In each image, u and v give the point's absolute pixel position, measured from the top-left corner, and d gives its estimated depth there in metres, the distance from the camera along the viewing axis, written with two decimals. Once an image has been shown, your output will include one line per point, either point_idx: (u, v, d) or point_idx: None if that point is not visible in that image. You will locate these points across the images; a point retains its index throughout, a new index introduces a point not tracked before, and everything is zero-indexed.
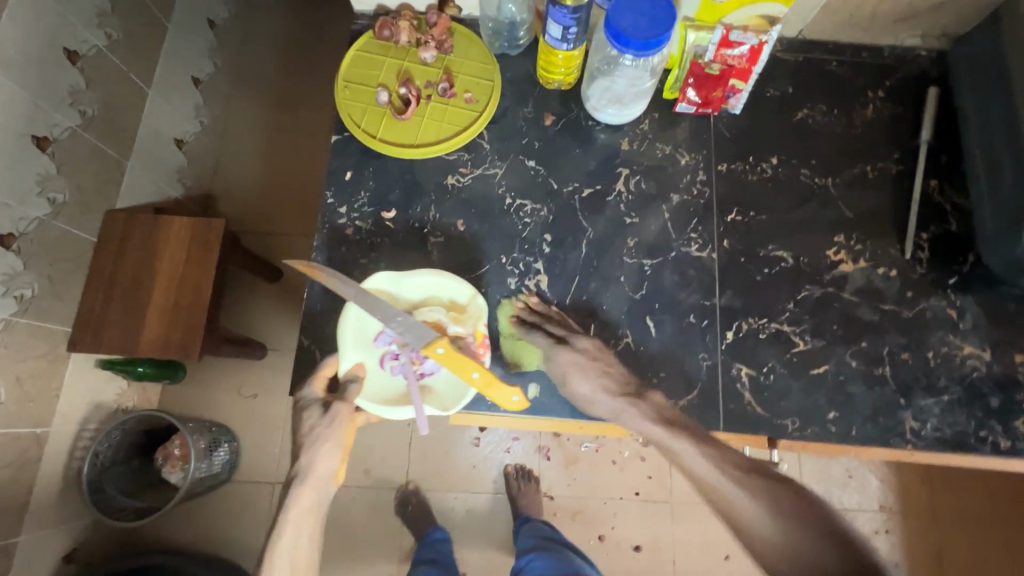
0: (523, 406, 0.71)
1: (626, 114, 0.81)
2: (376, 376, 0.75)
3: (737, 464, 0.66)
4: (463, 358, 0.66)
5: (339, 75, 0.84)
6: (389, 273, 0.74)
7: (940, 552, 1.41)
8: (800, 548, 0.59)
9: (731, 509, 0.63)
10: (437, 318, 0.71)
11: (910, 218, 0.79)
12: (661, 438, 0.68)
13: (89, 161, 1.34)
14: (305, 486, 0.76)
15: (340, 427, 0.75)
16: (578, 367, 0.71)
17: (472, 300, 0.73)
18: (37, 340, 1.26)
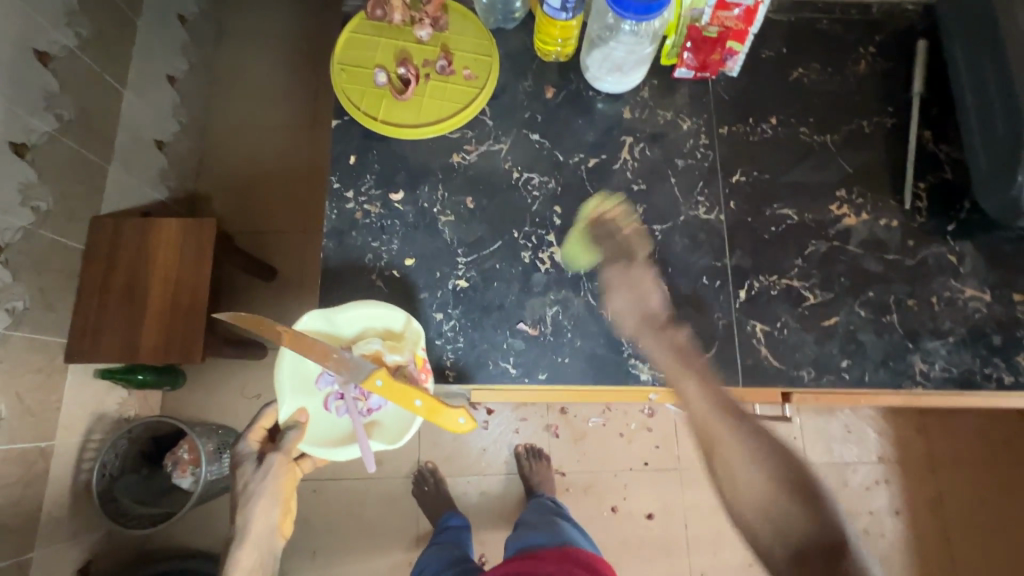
0: (471, 427, 0.68)
1: (626, 82, 0.81)
2: (320, 419, 0.77)
3: (731, 407, 0.60)
4: (402, 386, 0.66)
5: (334, 58, 0.83)
6: (319, 312, 0.72)
7: (938, 496, 1.47)
8: (768, 496, 0.54)
9: (710, 449, 0.59)
10: (375, 349, 0.71)
11: (908, 170, 0.81)
12: (672, 367, 0.65)
13: (70, 166, 1.30)
14: (244, 547, 0.71)
15: (280, 476, 0.74)
16: (631, 285, 0.71)
17: (407, 326, 0.72)
18: (34, 353, 1.23)
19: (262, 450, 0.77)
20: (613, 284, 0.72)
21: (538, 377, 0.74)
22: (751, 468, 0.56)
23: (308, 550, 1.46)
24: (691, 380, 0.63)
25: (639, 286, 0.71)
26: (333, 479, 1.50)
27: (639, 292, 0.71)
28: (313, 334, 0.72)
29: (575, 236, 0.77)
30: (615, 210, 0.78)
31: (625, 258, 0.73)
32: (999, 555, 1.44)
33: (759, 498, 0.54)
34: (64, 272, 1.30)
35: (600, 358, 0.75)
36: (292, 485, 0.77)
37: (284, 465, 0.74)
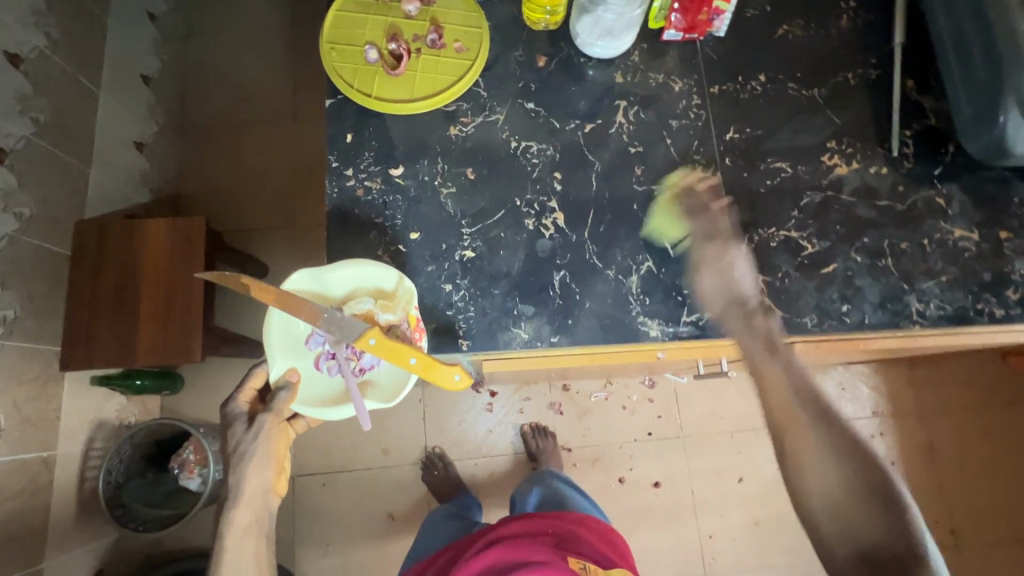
0: (466, 384, 0.71)
1: (617, 46, 0.82)
2: (312, 379, 0.78)
3: (815, 399, 0.62)
4: (396, 345, 0.67)
5: (323, 38, 0.82)
6: (308, 272, 0.73)
7: (930, 444, 1.53)
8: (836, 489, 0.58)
9: (782, 431, 0.62)
10: (367, 309, 0.72)
11: (895, 118, 0.83)
12: (754, 353, 0.67)
13: (49, 171, 1.27)
14: (239, 507, 0.69)
15: (271, 435, 0.72)
16: (716, 268, 0.71)
17: (398, 285, 0.73)
18: (29, 362, 1.20)
19: (253, 411, 0.76)
20: (708, 260, 0.72)
21: (551, 341, 0.75)
22: (827, 466, 0.58)
23: (322, 542, 1.46)
24: (782, 361, 0.65)
25: (719, 269, 0.71)
26: (342, 471, 1.50)
27: (726, 275, 0.71)
28: (303, 293, 0.73)
29: (659, 209, 0.79)
30: (708, 181, 0.78)
31: (713, 237, 0.73)
32: (991, 496, 1.49)
33: (831, 494, 0.58)
34: (52, 278, 1.27)
35: (609, 318, 0.76)
36: (286, 445, 0.75)
37: (275, 424, 0.73)
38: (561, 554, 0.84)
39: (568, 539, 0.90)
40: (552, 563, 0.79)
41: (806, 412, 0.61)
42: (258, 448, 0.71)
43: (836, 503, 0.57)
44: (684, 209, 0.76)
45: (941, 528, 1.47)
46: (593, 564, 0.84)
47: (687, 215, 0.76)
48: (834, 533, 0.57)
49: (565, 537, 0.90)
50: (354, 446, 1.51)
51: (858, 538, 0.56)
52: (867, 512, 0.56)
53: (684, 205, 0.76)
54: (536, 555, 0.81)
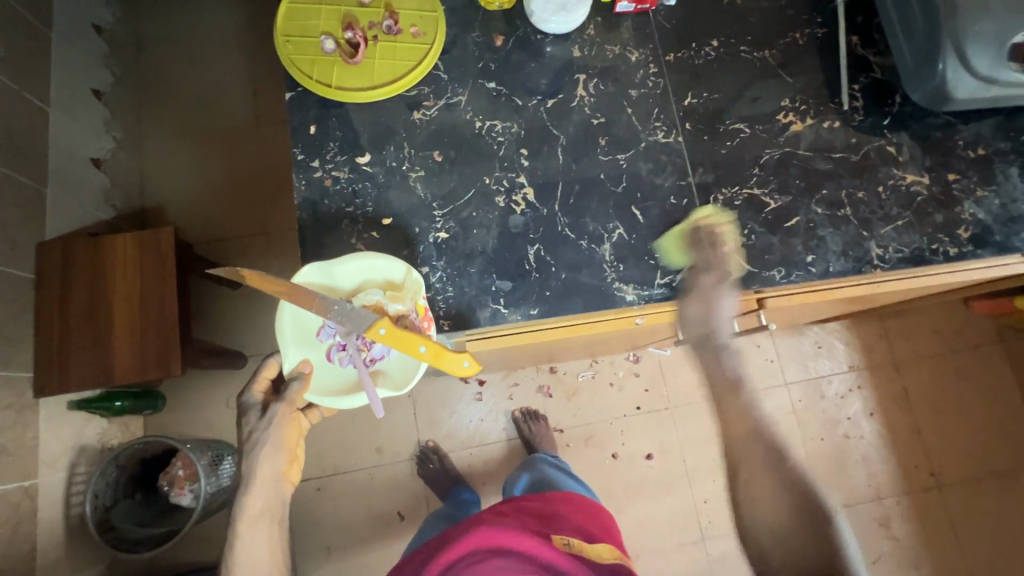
0: (475, 370, 0.73)
1: (572, 21, 0.83)
2: (325, 370, 0.78)
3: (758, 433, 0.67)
4: (406, 334, 0.69)
5: (277, 31, 0.82)
6: (318, 265, 0.73)
7: (906, 392, 1.59)
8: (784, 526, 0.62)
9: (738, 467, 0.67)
10: (376, 301, 0.72)
11: (843, 73, 0.87)
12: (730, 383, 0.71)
13: (4, 193, 1.22)
14: (251, 493, 0.72)
15: (284, 424, 0.75)
16: (702, 302, 0.73)
17: (407, 276, 0.73)
18: (1, 391, 1.16)
19: (266, 400, 0.78)
20: (699, 295, 0.73)
21: (529, 313, 0.76)
22: (773, 494, 0.64)
23: (322, 546, 1.46)
24: (739, 399, 0.69)
25: (705, 301, 0.73)
26: (337, 474, 1.49)
27: (709, 311, 0.73)
28: (312, 287, 0.73)
29: (674, 236, 0.78)
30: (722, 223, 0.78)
31: (712, 273, 0.73)
32: (965, 437, 1.56)
33: (772, 521, 0.62)
34: (18, 302, 1.23)
35: (587, 287, 0.78)
36: (298, 434, 0.78)
37: (288, 414, 0.75)
38: (546, 533, 0.86)
39: (557, 519, 0.92)
40: (536, 546, 0.81)
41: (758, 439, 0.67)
42: (271, 437, 0.74)
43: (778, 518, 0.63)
44: (697, 238, 0.76)
45: (921, 471, 1.54)
46: (579, 541, 0.87)
47: (697, 245, 0.76)
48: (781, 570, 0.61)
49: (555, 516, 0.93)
50: (345, 448, 1.51)
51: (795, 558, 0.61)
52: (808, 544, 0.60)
53: (700, 234, 0.76)
54: (521, 537, 0.82)
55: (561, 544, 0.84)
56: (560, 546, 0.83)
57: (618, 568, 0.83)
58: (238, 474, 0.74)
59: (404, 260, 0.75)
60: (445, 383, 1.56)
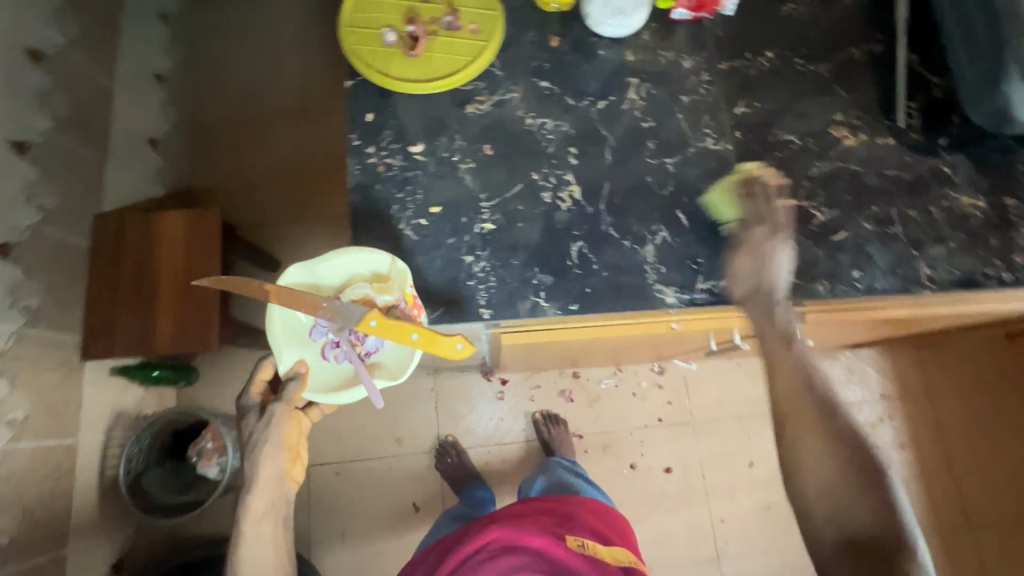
0: (470, 351, 0.72)
1: (628, 25, 0.84)
2: (320, 367, 0.84)
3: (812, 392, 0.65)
4: (397, 323, 0.70)
5: (342, 22, 0.85)
6: (301, 266, 0.76)
7: (939, 424, 1.54)
8: (832, 482, 0.61)
9: (789, 422, 0.65)
10: (365, 294, 0.74)
11: (900, 90, 0.86)
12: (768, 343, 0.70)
13: (69, 164, 1.29)
14: (255, 493, 0.73)
15: (283, 422, 0.77)
16: (757, 254, 0.73)
17: (392, 267, 0.75)
18: (52, 351, 1.22)
19: (264, 402, 0.81)
20: (749, 245, 0.74)
21: (569, 308, 0.77)
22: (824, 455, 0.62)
23: (337, 530, 1.48)
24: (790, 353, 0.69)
25: (757, 256, 0.73)
26: (356, 461, 1.52)
27: (760, 265, 0.73)
28: (298, 287, 0.76)
29: (722, 188, 0.79)
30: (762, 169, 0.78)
31: (764, 223, 0.73)
32: (1000, 477, 1.50)
33: (824, 479, 0.61)
34: (73, 269, 1.29)
35: (627, 286, 0.78)
36: (297, 434, 0.80)
37: (286, 412, 0.78)
38: (560, 534, 0.85)
39: (569, 518, 0.91)
40: (552, 547, 0.81)
41: (812, 399, 0.65)
42: (270, 435, 0.76)
43: (828, 495, 0.61)
44: (746, 186, 0.76)
45: (952, 509, 1.48)
46: (592, 542, 0.86)
47: (750, 191, 0.76)
48: (828, 522, 0.60)
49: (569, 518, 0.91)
50: (367, 436, 1.53)
51: (848, 522, 0.59)
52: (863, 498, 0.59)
53: (748, 183, 0.76)
54: (534, 537, 0.82)
55: (575, 545, 0.83)
56: (575, 547, 0.83)
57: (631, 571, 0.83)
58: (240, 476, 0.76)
59: (387, 251, 0.77)
60: (469, 380, 1.58)
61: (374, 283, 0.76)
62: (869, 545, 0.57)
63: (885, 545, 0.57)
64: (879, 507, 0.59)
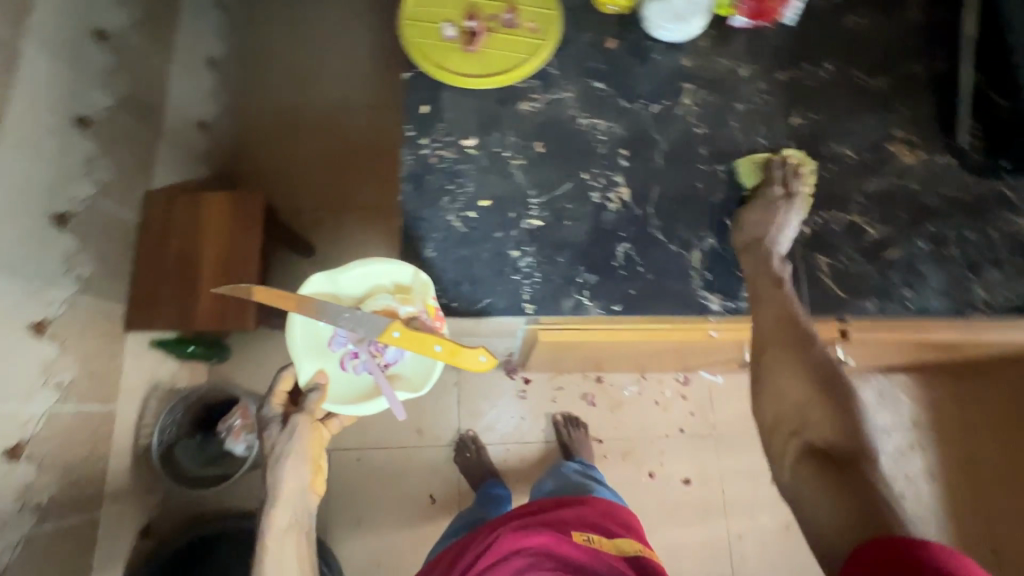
0: (493, 363, 0.73)
1: (686, 30, 0.84)
2: (339, 378, 0.85)
3: (790, 323, 0.70)
4: (419, 334, 0.71)
5: (402, 14, 0.87)
6: (323, 274, 0.77)
7: (972, 456, 1.49)
8: (805, 400, 0.65)
9: (764, 349, 0.70)
10: (387, 305, 0.76)
11: (964, 110, 0.83)
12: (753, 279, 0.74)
13: (125, 141, 1.33)
14: (277, 507, 0.75)
15: (304, 433, 0.79)
16: (768, 213, 0.77)
17: (415, 278, 0.76)
18: (99, 320, 1.26)
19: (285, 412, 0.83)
20: (761, 204, 0.78)
21: (613, 308, 0.77)
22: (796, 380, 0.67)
23: (353, 517, 1.49)
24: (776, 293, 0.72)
25: (766, 212, 0.77)
26: (377, 449, 1.53)
27: (774, 223, 0.76)
28: (320, 296, 0.77)
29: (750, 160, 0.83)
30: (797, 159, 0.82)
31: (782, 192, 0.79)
32: None
33: (794, 399, 0.66)
34: (122, 242, 1.33)
35: (672, 290, 0.78)
36: (320, 445, 0.81)
37: (308, 424, 0.80)
38: (566, 529, 0.83)
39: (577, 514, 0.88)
40: (556, 546, 0.79)
41: (790, 330, 0.70)
42: (294, 447, 0.78)
43: (798, 411, 0.66)
44: (770, 165, 0.81)
45: (982, 544, 1.43)
46: (598, 536, 0.83)
47: (772, 169, 0.81)
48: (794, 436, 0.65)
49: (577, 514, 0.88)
50: (388, 425, 1.55)
51: (813, 436, 0.64)
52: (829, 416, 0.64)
53: (774, 164, 0.81)
54: (535, 536, 0.81)
55: (580, 540, 0.81)
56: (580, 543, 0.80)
57: (639, 561, 0.80)
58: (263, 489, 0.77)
59: (410, 263, 0.78)
60: (491, 377, 1.59)
61: (396, 294, 0.77)
62: (835, 455, 0.62)
63: (849, 458, 0.61)
64: (842, 422, 0.64)
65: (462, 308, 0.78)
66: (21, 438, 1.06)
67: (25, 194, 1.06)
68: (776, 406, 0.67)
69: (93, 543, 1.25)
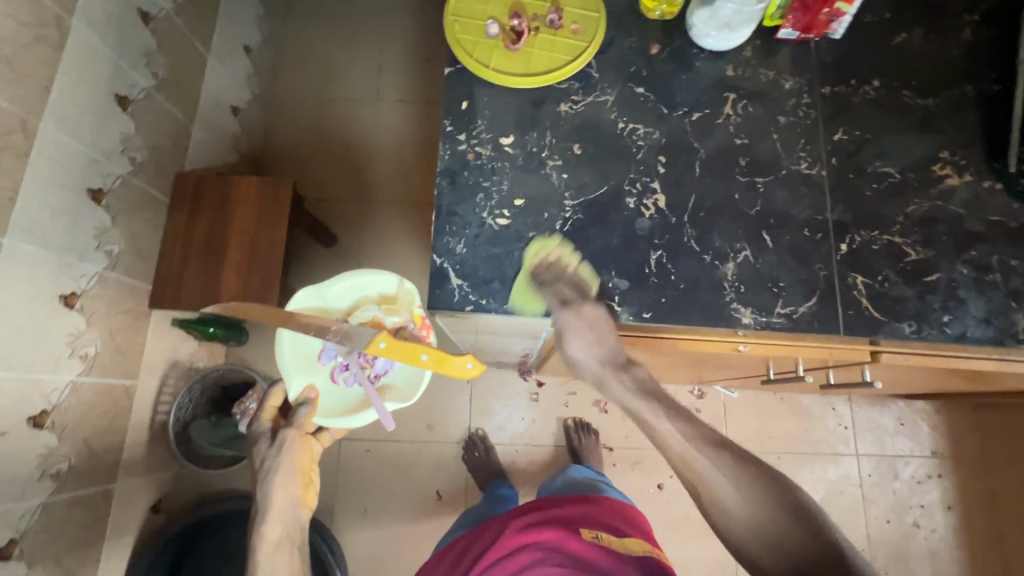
0: (479, 371, 0.76)
1: (732, 39, 0.83)
2: (329, 391, 0.88)
3: (705, 435, 0.68)
4: (406, 345, 0.75)
5: (447, 10, 0.87)
6: (310, 290, 0.86)
7: (994, 492, 1.45)
8: (757, 517, 0.61)
9: (692, 480, 0.65)
10: (373, 315, 0.85)
11: (1016, 133, 0.81)
12: (638, 408, 0.71)
13: (161, 122, 1.35)
14: (269, 521, 0.78)
15: (294, 447, 0.82)
16: (584, 335, 0.73)
17: (399, 288, 0.87)
18: (126, 296, 1.28)
19: (275, 427, 0.86)
20: (572, 331, 0.74)
21: (643, 316, 0.77)
22: (738, 496, 0.63)
23: (360, 507, 1.49)
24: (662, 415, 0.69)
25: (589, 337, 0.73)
26: (387, 441, 1.53)
27: (598, 337, 0.73)
28: (307, 310, 0.85)
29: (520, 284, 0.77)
30: (556, 253, 0.79)
31: (569, 303, 0.74)
32: None
33: (750, 520, 0.61)
34: (153, 220, 1.35)
35: (704, 300, 0.77)
36: (309, 459, 0.85)
37: (297, 438, 0.83)
38: (573, 527, 0.81)
39: (583, 516, 0.85)
40: (562, 540, 0.77)
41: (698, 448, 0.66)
42: (282, 461, 0.81)
43: (764, 537, 0.60)
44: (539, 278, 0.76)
45: None
46: (606, 534, 0.80)
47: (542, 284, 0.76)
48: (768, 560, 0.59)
49: (583, 515, 0.86)
50: (400, 418, 1.55)
51: (788, 551, 0.59)
52: (784, 521, 0.60)
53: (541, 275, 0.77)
54: (545, 532, 0.79)
55: (588, 536, 0.78)
56: (588, 538, 0.77)
57: (648, 559, 0.76)
58: (254, 505, 0.80)
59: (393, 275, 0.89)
60: (505, 377, 1.59)
61: (381, 304, 0.88)
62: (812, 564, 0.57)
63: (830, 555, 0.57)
64: (800, 526, 0.60)
65: (491, 306, 0.77)
66: (45, 406, 1.07)
67: (64, 168, 1.08)
68: (738, 535, 0.62)
69: (106, 514, 1.26)
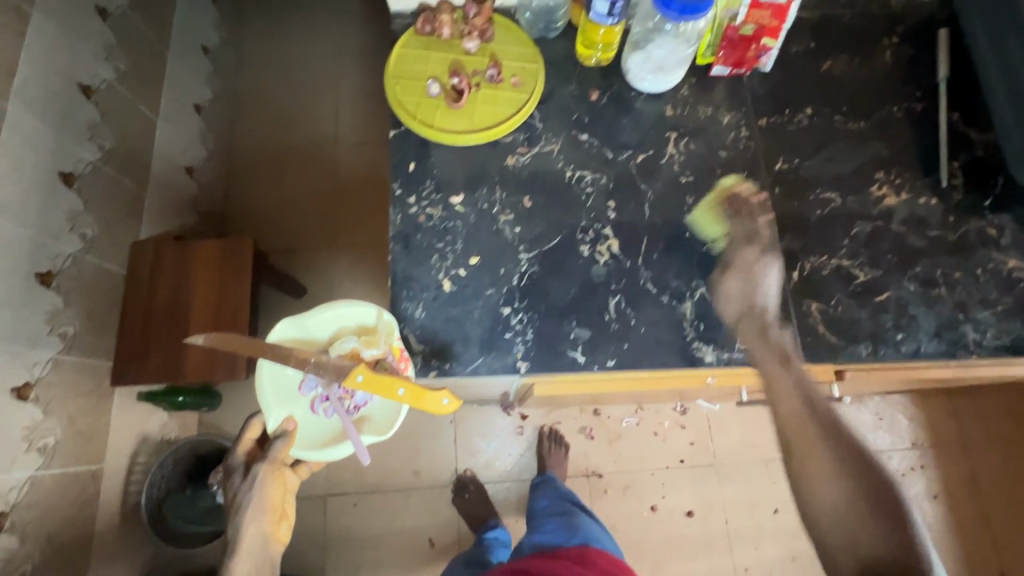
0: (456, 408, 0.71)
1: (667, 81, 0.86)
2: (308, 419, 0.85)
3: (825, 417, 0.64)
4: (383, 378, 0.70)
5: (388, 73, 0.88)
6: (289, 320, 0.78)
7: (973, 476, 1.48)
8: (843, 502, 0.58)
9: (796, 450, 0.62)
10: (351, 347, 0.76)
11: (942, 151, 0.86)
12: (768, 358, 0.69)
13: (111, 193, 1.32)
14: (239, 557, 0.75)
15: (267, 482, 0.79)
16: (743, 271, 0.74)
17: (379, 320, 0.77)
18: (85, 376, 1.23)
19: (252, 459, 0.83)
20: (739, 268, 0.74)
21: (607, 364, 0.77)
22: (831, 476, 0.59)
23: (351, 566, 1.44)
24: (790, 371, 0.67)
25: (748, 281, 0.73)
26: (372, 493, 1.49)
27: (755, 287, 0.73)
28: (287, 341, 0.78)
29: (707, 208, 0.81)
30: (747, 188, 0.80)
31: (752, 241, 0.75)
32: None
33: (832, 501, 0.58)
34: (109, 295, 1.31)
35: (664, 343, 0.78)
36: (282, 493, 0.82)
37: (271, 472, 0.80)
38: None
39: None
40: None
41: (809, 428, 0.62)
42: (255, 495, 0.78)
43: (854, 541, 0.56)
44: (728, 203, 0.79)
45: (989, 566, 1.42)
46: None
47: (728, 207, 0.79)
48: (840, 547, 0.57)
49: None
50: (385, 468, 1.51)
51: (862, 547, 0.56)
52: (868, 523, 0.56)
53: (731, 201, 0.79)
54: None
55: None
56: None
57: None
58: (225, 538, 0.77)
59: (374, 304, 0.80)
60: (488, 412, 1.57)
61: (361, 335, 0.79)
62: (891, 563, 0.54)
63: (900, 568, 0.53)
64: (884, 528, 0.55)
65: (456, 369, 0.76)
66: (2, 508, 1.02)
67: (8, 256, 1.05)
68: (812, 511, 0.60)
69: None
